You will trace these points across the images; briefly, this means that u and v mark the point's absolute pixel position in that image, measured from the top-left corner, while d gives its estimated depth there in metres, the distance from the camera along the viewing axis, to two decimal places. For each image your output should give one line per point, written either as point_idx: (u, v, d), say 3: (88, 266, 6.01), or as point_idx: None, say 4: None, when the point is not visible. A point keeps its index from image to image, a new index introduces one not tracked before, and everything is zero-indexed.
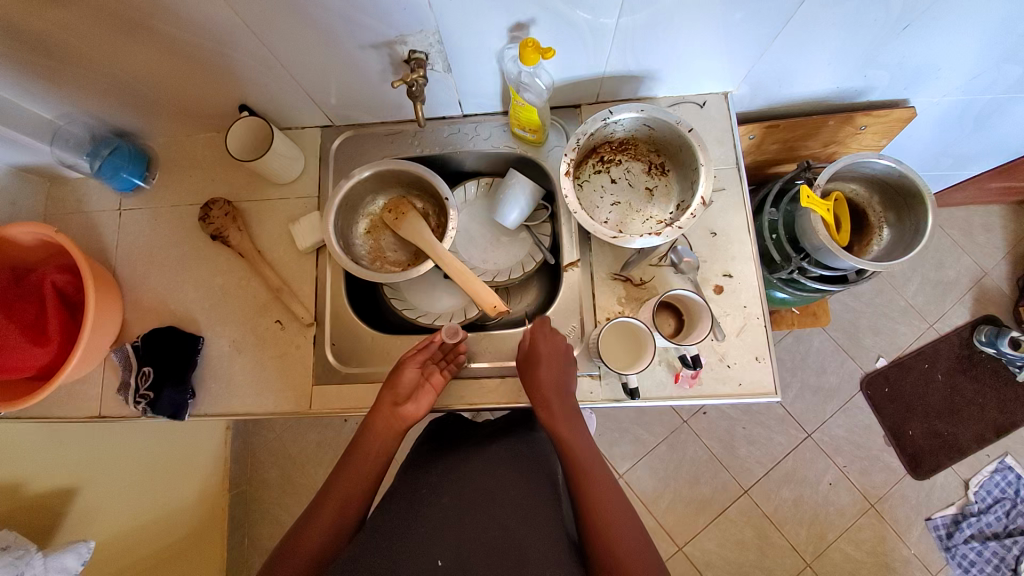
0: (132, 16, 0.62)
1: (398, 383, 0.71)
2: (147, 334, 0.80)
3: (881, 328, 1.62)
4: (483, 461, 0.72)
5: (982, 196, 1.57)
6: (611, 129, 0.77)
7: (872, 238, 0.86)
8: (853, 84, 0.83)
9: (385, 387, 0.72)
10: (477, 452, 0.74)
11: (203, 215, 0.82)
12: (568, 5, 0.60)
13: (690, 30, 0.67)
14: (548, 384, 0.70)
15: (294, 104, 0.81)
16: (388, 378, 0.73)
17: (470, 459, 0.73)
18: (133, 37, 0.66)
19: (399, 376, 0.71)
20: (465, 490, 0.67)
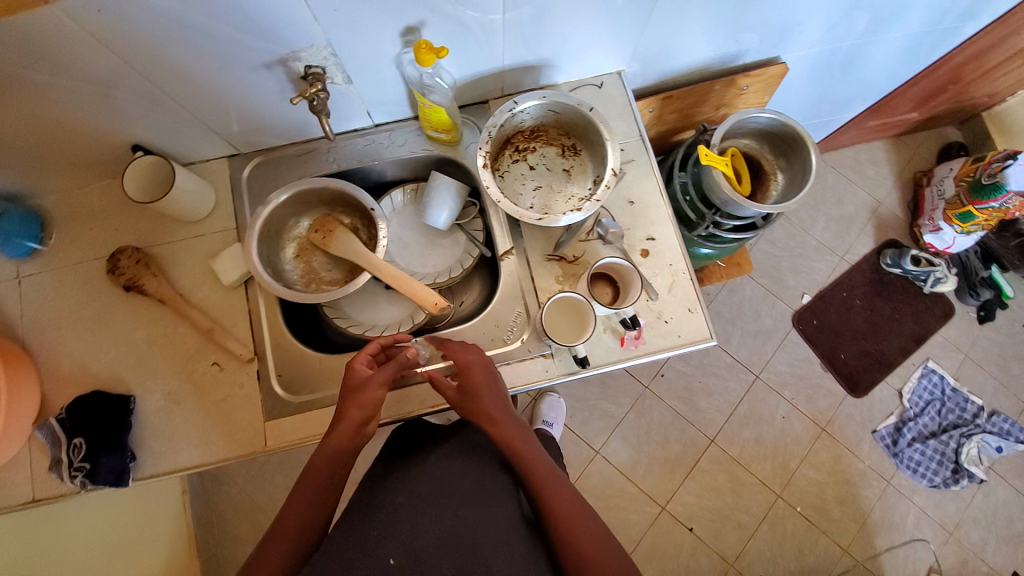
0: None
1: (365, 396, 0.66)
2: (70, 404, 0.74)
3: (801, 268, 1.77)
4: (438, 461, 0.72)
5: (862, 135, 1.77)
6: (519, 118, 0.80)
7: (771, 183, 0.95)
8: (729, 49, 0.91)
9: (349, 400, 0.66)
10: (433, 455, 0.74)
11: (111, 266, 0.77)
12: (453, 5, 0.63)
13: (573, 17, 0.71)
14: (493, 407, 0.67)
15: (192, 137, 0.78)
16: (352, 390, 0.67)
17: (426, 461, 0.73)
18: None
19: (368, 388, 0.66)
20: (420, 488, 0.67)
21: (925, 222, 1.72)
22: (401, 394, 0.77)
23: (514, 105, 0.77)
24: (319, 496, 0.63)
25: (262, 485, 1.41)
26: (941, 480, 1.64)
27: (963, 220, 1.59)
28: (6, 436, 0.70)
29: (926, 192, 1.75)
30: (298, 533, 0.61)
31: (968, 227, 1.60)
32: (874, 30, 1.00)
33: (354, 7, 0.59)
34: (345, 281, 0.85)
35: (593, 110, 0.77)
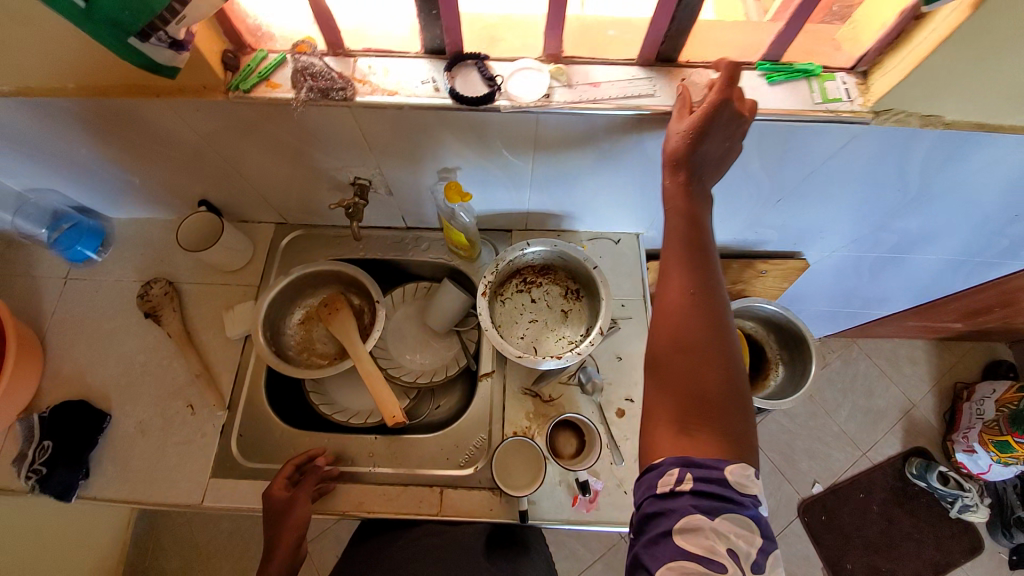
0: (97, 120, 0.69)
1: (286, 519, 0.70)
2: (55, 407, 0.79)
3: (816, 452, 1.65)
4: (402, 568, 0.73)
5: (900, 332, 1.70)
6: (530, 256, 0.86)
7: (770, 373, 0.93)
8: (748, 237, 0.95)
9: (273, 526, 0.70)
10: (399, 559, 0.75)
11: (142, 292, 0.88)
12: (485, 159, 0.71)
13: (596, 187, 0.78)
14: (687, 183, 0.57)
15: (250, 202, 0.89)
16: (275, 513, 0.70)
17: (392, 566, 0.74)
18: (97, 134, 0.73)
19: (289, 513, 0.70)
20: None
21: (959, 438, 1.57)
22: (344, 489, 0.77)
23: (526, 246, 0.84)
24: None
25: (206, 522, 1.38)
26: None
27: (1001, 449, 1.44)
28: None
29: (964, 406, 1.62)
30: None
31: (1005, 457, 1.44)
32: (903, 249, 1.01)
33: (403, 147, 0.69)
34: (335, 357, 0.89)
35: (598, 268, 0.82)
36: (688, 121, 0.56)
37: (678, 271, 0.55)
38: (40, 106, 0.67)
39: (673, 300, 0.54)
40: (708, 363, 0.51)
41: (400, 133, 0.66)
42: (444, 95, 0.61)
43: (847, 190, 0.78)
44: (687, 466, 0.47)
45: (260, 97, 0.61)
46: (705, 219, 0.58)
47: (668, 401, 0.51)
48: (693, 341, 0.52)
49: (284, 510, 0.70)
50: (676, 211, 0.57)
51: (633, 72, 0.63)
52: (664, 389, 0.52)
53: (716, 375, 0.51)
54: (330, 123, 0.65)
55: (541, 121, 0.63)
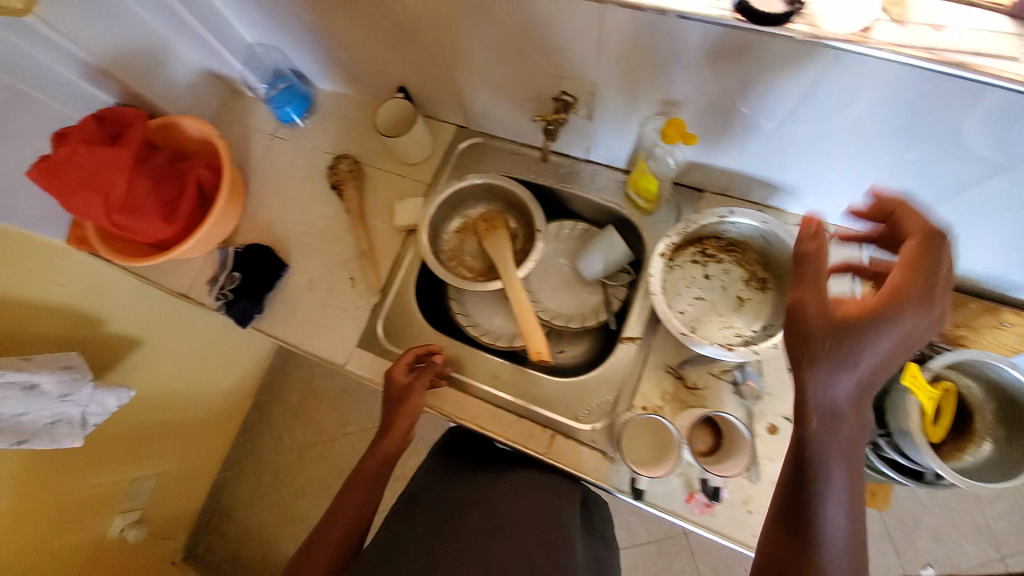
0: None
1: (404, 407, 0.75)
2: (249, 245, 0.90)
3: (943, 537, 1.39)
4: (509, 521, 0.71)
5: None
6: (726, 228, 0.75)
7: (968, 447, 0.76)
8: (1009, 275, 0.74)
9: (391, 409, 0.76)
10: (506, 509, 0.74)
11: (332, 166, 0.93)
12: (725, 99, 0.60)
13: (845, 159, 0.64)
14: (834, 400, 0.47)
15: (442, 97, 0.87)
16: (395, 400, 0.76)
17: (498, 514, 0.73)
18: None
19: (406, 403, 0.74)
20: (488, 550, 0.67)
21: None
22: (465, 399, 0.79)
23: (728, 214, 0.72)
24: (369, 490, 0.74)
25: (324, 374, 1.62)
26: None
27: None
28: (201, 242, 0.88)
29: None
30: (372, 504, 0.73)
31: None
32: None
33: (636, 65, 0.60)
34: (480, 275, 0.89)
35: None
36: (831, 336, 0.46)
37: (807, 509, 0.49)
38: None
39: (786, 556, 0.50)
40: None
41: (645, 48, 0.57)
42: (725, 6, 0.50)
43: None
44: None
45: None
46: (846, 450, 0.48)
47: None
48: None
49: (403, 398, 0.75)
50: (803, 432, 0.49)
51: (1001, 24, 0.48)
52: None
53: None
54: (569, 21, 0.57)
55: (835, 62, 0.49)
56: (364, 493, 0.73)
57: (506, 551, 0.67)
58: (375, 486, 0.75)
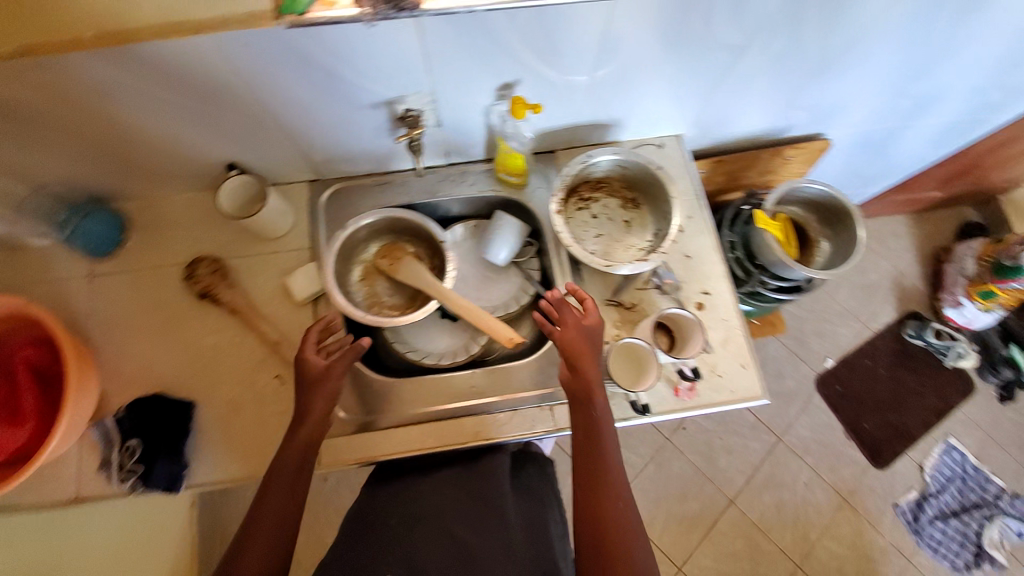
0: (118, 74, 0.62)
1: (317, 385, 0.71)
2: (129, 406, 0.76)
3: (824, 332, 1.78)
4: (435, 518, 0.74)
5: (886, 209, 1.82)
6: (591, 169, 0.87)
7: (816, 249, 0.99)
8: (780, 123, 0.98)
9: (303, 392, 0.71)
10: (429, 508, 0.75)
11: (188, 274, 0.82)
12: (547, 66, 0.69)
13: (652, 85, 0.77)
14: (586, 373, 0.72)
15: (283, 159, 0.84)
16: (305, 380, 0.71)
17: (424, 514, 0.74)
18: (118, 91, 0.65)
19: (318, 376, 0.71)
20: (418, 553, 0.69)
21: (947, 296, 1.74)
22: (456, 423, 0.79)
23: (589, 157, 0.84)
24: (289, 488, 0.67)
25: None
26: (964, 563, 1.60)
27: (985, 298, 1.62)
28: (68, 429, 0.71)
29: (947, 267, 1.79)
30: (294, 501, 0.68)
31: (990, 305, 1.63)
32: (910, 115, 1.07)
33: (464, 63, 0.66)
34: (405, 307, 0.87)
35: (659, 169, 0.84)
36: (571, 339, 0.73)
37: (601, 471, 0.68)
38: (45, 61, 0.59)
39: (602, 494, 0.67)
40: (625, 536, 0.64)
41: (465, 45, 0.63)
42: None
43: (880, 50, 0.81)
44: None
45: (318, 18, 0.56)
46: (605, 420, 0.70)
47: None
48: (614, 531, 0.64)
49: (320, 379, 0.71)
50: (586, 421, 0.71)
51: None
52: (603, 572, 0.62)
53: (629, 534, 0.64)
54: (391, 42, 0.61)
55: (614, 7, 0.61)
56: (286, 490, 0.67)
57: (436, 548, 0.70)
58: (296, 479, 0.68)
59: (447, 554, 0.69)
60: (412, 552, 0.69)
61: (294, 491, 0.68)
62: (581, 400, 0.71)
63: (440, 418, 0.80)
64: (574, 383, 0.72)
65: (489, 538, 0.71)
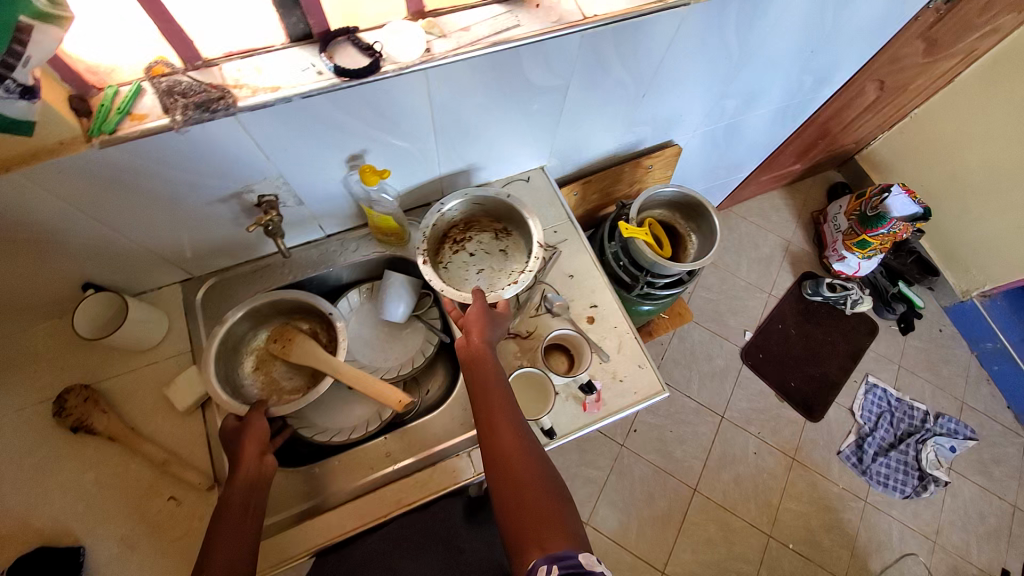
0: None
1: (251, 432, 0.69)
2: (14, 565, 0.66)
3: (737, 308, 1.92)
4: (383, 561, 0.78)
5: (761, 188, 2.02)
6: (450, 215, 0.90)
7: (687, 244, 1.08)
8: (629, 139, 1.08)
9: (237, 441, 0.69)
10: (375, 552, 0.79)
11: (56, 409, 0.74)
12: (389, 133, 0.72)
13: (499, 130, 0.84)
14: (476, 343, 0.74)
15: (145, 268, 0.80)
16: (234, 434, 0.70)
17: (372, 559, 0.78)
18: None
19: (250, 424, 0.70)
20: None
21: (831, 252, 1.94)
22: (377, 495, 0.77)
23: (441, 205, 0.86)
24: (239, 523, 0.61)
25: None
26: (912, 488, 1.73)
27: (861, 247, 1.82)
28: None
29: (825, 227, 2.00)
30: (248, 544, 0.61)
31: (867, 252, 1.83)
32: (743, 110, 1.21)
33: (304, 146, 0.68)
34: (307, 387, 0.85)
35: (510, 197, 0.87)
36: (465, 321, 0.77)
37: (501, 418, 0.68)
38: None
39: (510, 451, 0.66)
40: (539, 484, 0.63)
41: (298, 131, 0.65)
42: (329, 75, 0.60)
43: (692, 66, 0.92)
44: (548, 558, 0.56)
45: (130, 133, 0.56)
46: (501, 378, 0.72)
47: (522, 519, 0.60)
48: (520, 470, 0.64)
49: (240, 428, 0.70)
50: (481, 376, 0.72)
51: (495, 10, 0.68)
52: (515, 511, 0.61)
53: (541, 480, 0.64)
54: (220, 142, 0.62)
55: (430, 76, 0.65)
56: (237, 527, 0.61)
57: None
58: (245, 518, 0.62)
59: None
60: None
61: (249, 527, 0.62)
62: (475, 357, 0.73)
63: (360, 494, 0.77)
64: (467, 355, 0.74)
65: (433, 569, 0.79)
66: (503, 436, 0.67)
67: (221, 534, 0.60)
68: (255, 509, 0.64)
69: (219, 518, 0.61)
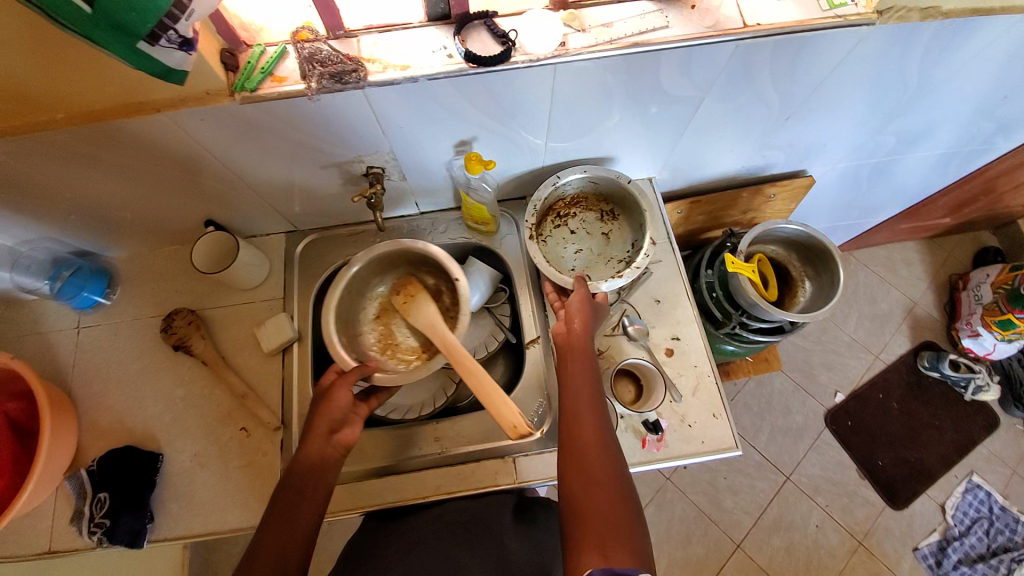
0: (93, 152, 0.66)
1: (327, 408, 0.68)
2: (102, 457, 0.78)
3: (832, 364, 1.71)
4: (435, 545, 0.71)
5: (894, 236, 1.75)
6: (562, 189, 0.87)
7: (798, 290, 0.96)
8: (756, 162, 0.96)
9: (314, 414, 0.68)
10: (427, 534, 0.73)
11: (165, 325, 0.84)
12: (503, 124, 0.70)
13: (614, 135, 0.78)
14: (573, 324, 0.72)
15: (258, 215, 0.87)
16: (316, 405, 0.69)
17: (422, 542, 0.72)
18: (95, 168, 0.69)
19: (329, 400, 0.69)
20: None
21: (964, 325, 1.66)
22: (418, 477, 0.78)
23: (558, 179, 0.83)
24: (298, 496, 0.63)
25: None
26: None
27: (1003, 327, 1.52)
28: (42, 482, 0.73)
29: (963, 295, 1.71)
30: (307, 518, 0.62)
31: (1008, 335, 1.53)
32: (901, 150, 1.03)
33: (419, 124, 0.68)
34: (421, 351, 0.82)
35: (632, 182, 0.84)
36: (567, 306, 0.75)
37: (587, 410, 0.65)
38: (26, 150, 0.63)
39: (588, 442, 0.62)
40: (615, 487, 0.58)
41: (417, 110, 0.64)
42: (459, 60, 0.59)
43: (856, 93, 0.79)
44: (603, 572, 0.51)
45: (268, 94, 0.59)
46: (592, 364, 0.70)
47: (587, 518, 0.56)
48: (595, 466, 0.59)
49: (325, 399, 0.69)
50: (576, 357, 0.70)
51: (644, 7, 0.62)
52: (581, 508, 0.57)
53: (616, 482, 0.59)
54: (342, 112, 0.63)
55: (558, 71, 0.61)
56: (293, 500, 0.62)
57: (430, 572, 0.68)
58: (306, 493, 0.63)
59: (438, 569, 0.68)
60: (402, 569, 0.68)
61: (308, 508, 0.63)
62: (573, 346, 0.71)
63: (403, 470, 0.79)
64: (564, 333, 0.73)
65: (481, 566, 0.69)
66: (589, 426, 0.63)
67: (280, 507, 0.62)
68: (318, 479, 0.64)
69: (280, 493, 0.63)
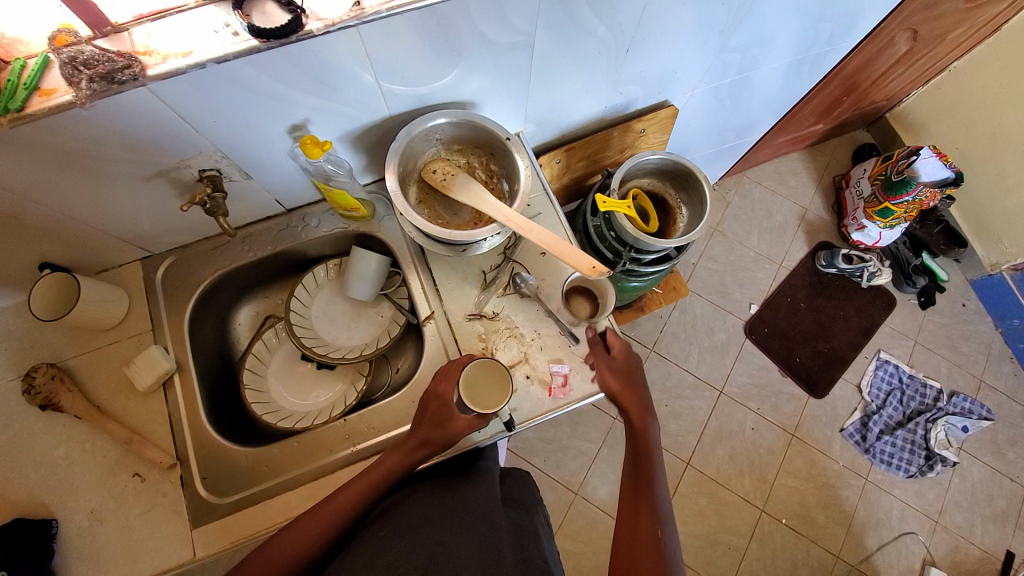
0: None
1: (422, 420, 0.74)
2: None
3: (744, 280, 1.83)
4: (426, 526, 0.64)
5: (778, 149, 1.86)
6: (416, 147, 0.78)
7: (677, 217, 1.01)
8: (616, 101, 0.98)
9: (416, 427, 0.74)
10: (417, 515, 0.67)
11: (25, 386, 0.76)
12: (333, 102, 0.67)
13: (460, 94, 0.77)
14: (631, 375, 0.81)
15: (101, 247, 0.79)
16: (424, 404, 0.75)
17: (416, 525, 0.65)
18: None
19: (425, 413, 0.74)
20: (401, 565, 0.59)
21: (851, 221, 1.80)
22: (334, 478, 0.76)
23: (407, 132, 0.74)
24: (338, 515, 0.68)
25: None
26: (917, 468, 1.66)
27: (883, 216, 1.68)
28: None
29: (846, 193, 1.85)
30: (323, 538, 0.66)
31: (890, 222, 1.69)
32: (751, 64, 1.08)
33: (235, 115, 0.63)
34: (474, 220, 0.84)
35: (479, 121, 0.77)
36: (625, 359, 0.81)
37: (645, 451, 0.78)
38: None
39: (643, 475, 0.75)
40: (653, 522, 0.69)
41: (223, 100, 0.60)
42: (246, 37, 0.54)
43: (684, 14, 0.80)
44: None
45: (40, 111, 0.53)
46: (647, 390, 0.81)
47: (634, 542, 0.67)
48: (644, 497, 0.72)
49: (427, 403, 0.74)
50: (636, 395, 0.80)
51: None
52: (632, 519, 0.70)
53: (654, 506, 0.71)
54: (138, 116, 0.58)
55: (363, 34, 0.58)
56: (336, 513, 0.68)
57: (419, 558, 0.60)
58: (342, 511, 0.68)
59: (425, 555, 0.61)
60: (395, 555, 0.61)
61: (333, 519, 0.67)
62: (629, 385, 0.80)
63: (326, 472, 0.77)
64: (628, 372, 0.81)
65: (472, 546, 0.62)
66: (647, 484, 0.74)
67: (292, 532, 0.66)
68: (337, 519, 0.67)
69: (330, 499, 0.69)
